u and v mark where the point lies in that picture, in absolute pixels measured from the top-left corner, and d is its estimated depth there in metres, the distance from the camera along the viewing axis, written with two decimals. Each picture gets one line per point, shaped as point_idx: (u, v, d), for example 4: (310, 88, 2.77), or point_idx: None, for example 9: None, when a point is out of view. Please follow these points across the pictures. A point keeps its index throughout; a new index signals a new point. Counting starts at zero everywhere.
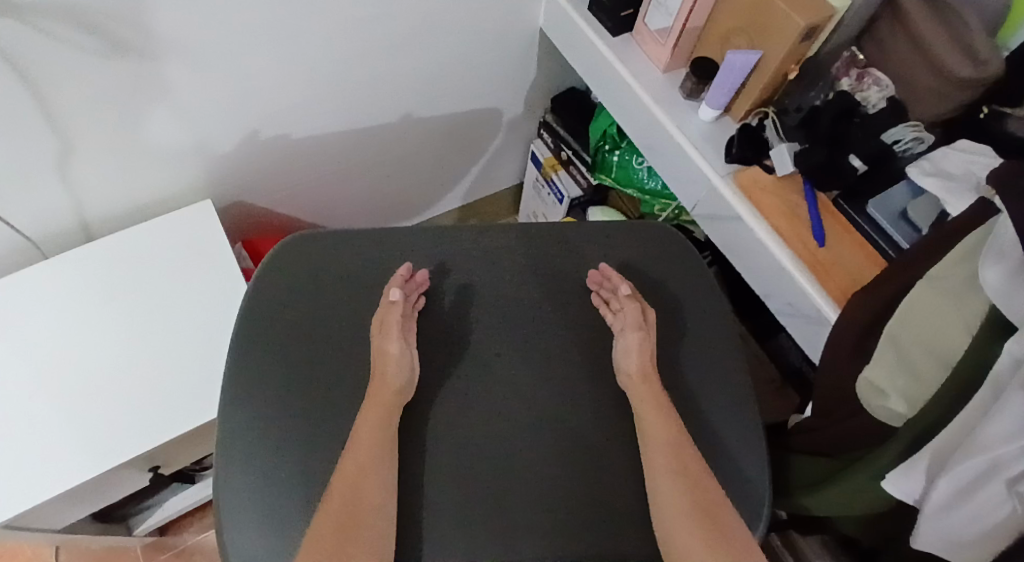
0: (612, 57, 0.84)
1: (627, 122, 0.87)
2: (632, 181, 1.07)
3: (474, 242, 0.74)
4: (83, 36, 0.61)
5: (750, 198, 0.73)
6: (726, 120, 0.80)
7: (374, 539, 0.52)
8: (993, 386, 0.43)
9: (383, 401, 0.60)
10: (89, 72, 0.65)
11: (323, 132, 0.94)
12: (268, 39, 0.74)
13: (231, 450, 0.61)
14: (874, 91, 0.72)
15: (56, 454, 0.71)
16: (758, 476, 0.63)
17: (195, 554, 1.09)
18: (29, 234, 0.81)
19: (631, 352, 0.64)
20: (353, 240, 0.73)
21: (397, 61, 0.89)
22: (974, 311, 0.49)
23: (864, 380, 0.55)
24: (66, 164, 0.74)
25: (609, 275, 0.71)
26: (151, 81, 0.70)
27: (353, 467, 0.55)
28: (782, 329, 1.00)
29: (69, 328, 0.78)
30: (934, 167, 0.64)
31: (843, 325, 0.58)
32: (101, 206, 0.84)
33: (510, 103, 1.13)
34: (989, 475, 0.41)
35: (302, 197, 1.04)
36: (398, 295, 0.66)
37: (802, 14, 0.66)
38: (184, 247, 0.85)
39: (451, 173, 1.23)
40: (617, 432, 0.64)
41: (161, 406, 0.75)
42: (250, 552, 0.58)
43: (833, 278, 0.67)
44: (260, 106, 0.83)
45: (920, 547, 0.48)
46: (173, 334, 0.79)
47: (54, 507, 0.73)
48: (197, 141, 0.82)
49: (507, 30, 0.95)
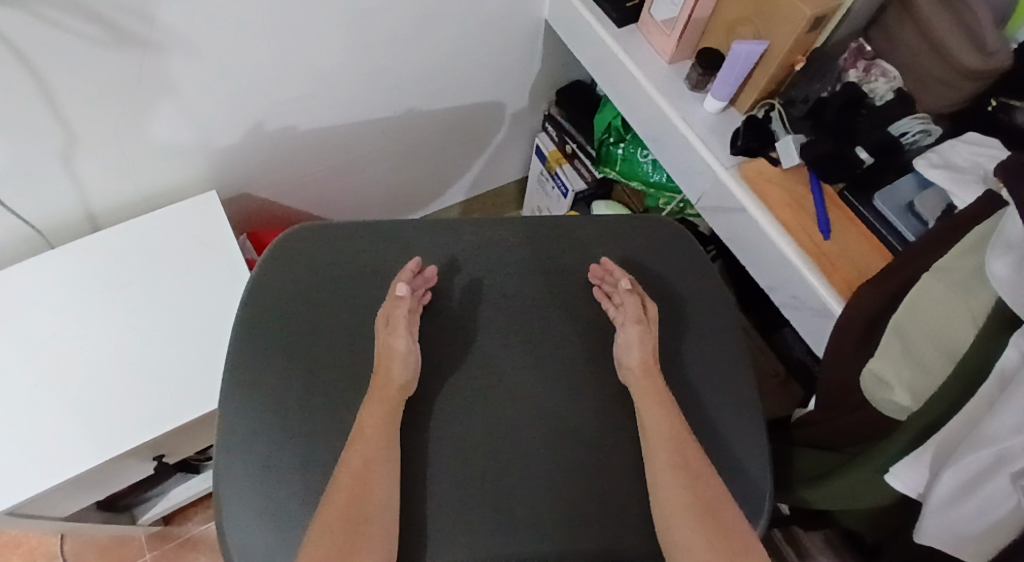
0: (617, 47, 0.83)
1: (632, 114, 0.86)
2: (637, 173, 1.07)
3: (476, 234, 0.74)
4: (90, 27, 0.61)
5: (755, 189, 0.72)
6: (731, 112, 0.79)
7: (375, 528, 0.52)
8: (999, 380, 0.43)
9: (385, 391, 0.60)
10: (95, 63, 0.65)
11: (328, 125, 0.94)
12: (273, 31, 0.74)
13: (233, 439, 0.62)
14: (881, 83, 0.72)
15: (62, 441, 0.71)
16: (760, 470, 0.63)
17: (199, 544, 1.09)
18: (35, 224, 0.81)
19: (632, 346, 0.64)
20: (355, 231, 0.73)
21: (401, 52, 0.88)
22: (982, 305, 0.48)
23: (869, 373, 0.53)
24: (71, 155, 0.74)
25: (610, 270, 0.71)
26: (156, 71, 0.70)
27: (358, 459, 0.55)
28: (787, 323, 0.99)
29: (74, 318, 0.78)
30: (942, 159, 0.63)
31: (847, 319, 0.58)
32: (107, 197, 0.84)
33: (514, 96, 1.13)
34: (992, 469, 0.41)
35: (310, 189, 1.05)
36: (406, 290, 0.65)
37: (810, 4, 0.66)
38: (189, 239, 0.85)
39: (456, 166, 1.23)
40: (618, 425, 0.64)
41: (164, 397, 0.75)
42: (250, 541, 0.58)
43: (839, 271, 0.67)
44: (264, 98, 0.83)
45: (924, 541, 0.47)
46: (176, 325, 0.80)
47: (59, 494, 0.74)
48: (201, 131, 0.82)
49: (512, 21, 0.95)
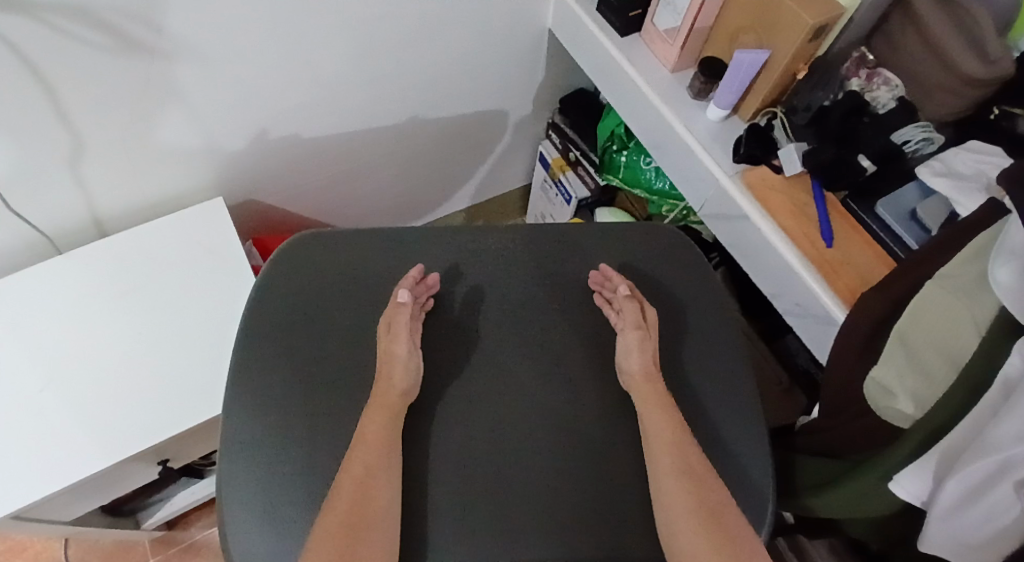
0: (620, 56, 0.84)
1: (635, 122, 0.87)
2: (640, 181, 1.07)
3: (479, 241, 0.75)
4: (97, 34, 0.62)
5: (758, 197, 0.73)
6: (734, 120, 0.80)
7: (376, 533, 0.52)
8: (1003, 388, 0.43)
9: (386, 396, 0.60)
10: (103, 70, 0.66)
11: (332, 133, 0.95)
12: (278, 40, 0.75)
13: (236, 443, 0.62)
14: (883, 91, 0.72)
15: (66, 446, 0.72)
16: (762, 477, 0.63)
17: (202, 549, 1.10)
18: (43, 229, 0.82)
19: (631, 352, 0.64)
20: (358, 239, 0.74)
21: (405, 60, 0.89)
22: (984, 312, 0.48)
23: (872, 380, 0.54)
24: (79, 161, 0.75)
25: (609, 276, 0.71)
26: (163, 78, 0.71)
27: (359, 465, 0.56)
28: (791, 330, 1.00)
29: (81, 323, 0.79)
30: (944, 167, 0.63)
31: (850, 327, 0.58)
32: (114, 203, 0.85)
33: (518, 103, 1.13)
34: (995, 477, 0.41)
35: (315, 196, 1.05)
36: (407, 297, 0.66)
37: (810, 13, 0.66)
38: (194, 245, 0.86)
39: (459, 173, 1.24)
40: (619, 431, 0.64)
41: (168, 402, 0.76)
42: (252, 545, 0.58)
43: (842, 278, 0.67)
44: (269, 106, 0.84)
45: (929, 549, 0.48)
46: (181, 329, 0.80)
47: (62, 499, 0.74)
48: (208, 137, 0.83)
49: (516, 29, 0.96)
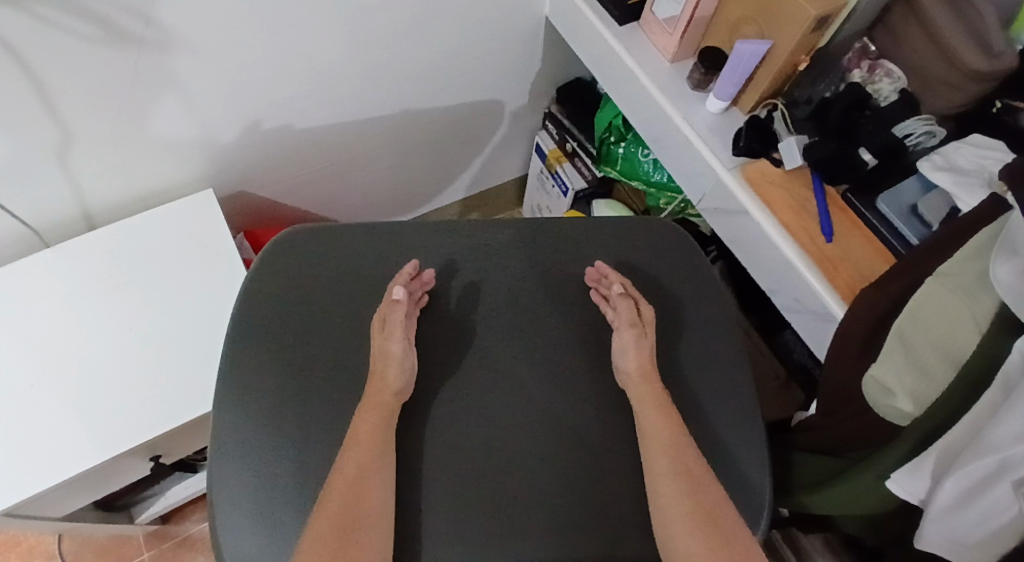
0: (619, 46, 0.83)
1: (633, 114, 0.86)
2: (638, 173, 1.06)
3: (474, 236, 0.74)
4: (84, 24, 0.60)
5: (757, 190, 0.72)
6: (733, 111, 0.79)
7: (370, 535, 0.51)
8: (1003, 387, 0.42)
9: (379, 396, 0.60)
10: (89, 60, 0.64)
11: (323, 124, 0.93)
12: (270, 30, 0.73)
13: (226, 443, 0.61)
14: (885, 83, 0.71)
15: (57, 443, 0.71)
16: (759, 475, 0.63)
17: (197, 543, 1.09)
18: (30, 222, 0.81)
19: (628, 352, 0.63)
20: (350, 234, 0.72)
21: (399, 50, 0.87)
22: (985, 309, 0.48)
23: (868, 377, 0.53)
24: (68, 154, 0.74)
25: (606, 273, 0.70)
26: (153, 69, 0.69)
27: (352, 467, 0.55)
28: (788, 326, 0.98)
29: (71, 319, 0.78)
30: (946, 162, 0.63)
31: (849, 324, 0.57)
32: (102, 196, 0.84)
33: (514, 93, 1.12)
34: (994, 478, 0.40)
35: (311, 188, 1.04)
36: (402, 294, 0.65)
37: (814, 4, 0.65)
38: (184, 238, 0.85)
39: (454, 164, 1.22)
40: (615, 430, 0.63)
41: (160, 399, 0.75)
42: (243, 545, 0.58)
43: (841, 275, 0.66)
44: (262, 97, 0.82)
45: (925, 546, 0.47)
46: (173, 325, 0.79)
47: (55, 495, 0.74)
48: (199, 129, 0.81)
49: (513, 17, 0.94)
